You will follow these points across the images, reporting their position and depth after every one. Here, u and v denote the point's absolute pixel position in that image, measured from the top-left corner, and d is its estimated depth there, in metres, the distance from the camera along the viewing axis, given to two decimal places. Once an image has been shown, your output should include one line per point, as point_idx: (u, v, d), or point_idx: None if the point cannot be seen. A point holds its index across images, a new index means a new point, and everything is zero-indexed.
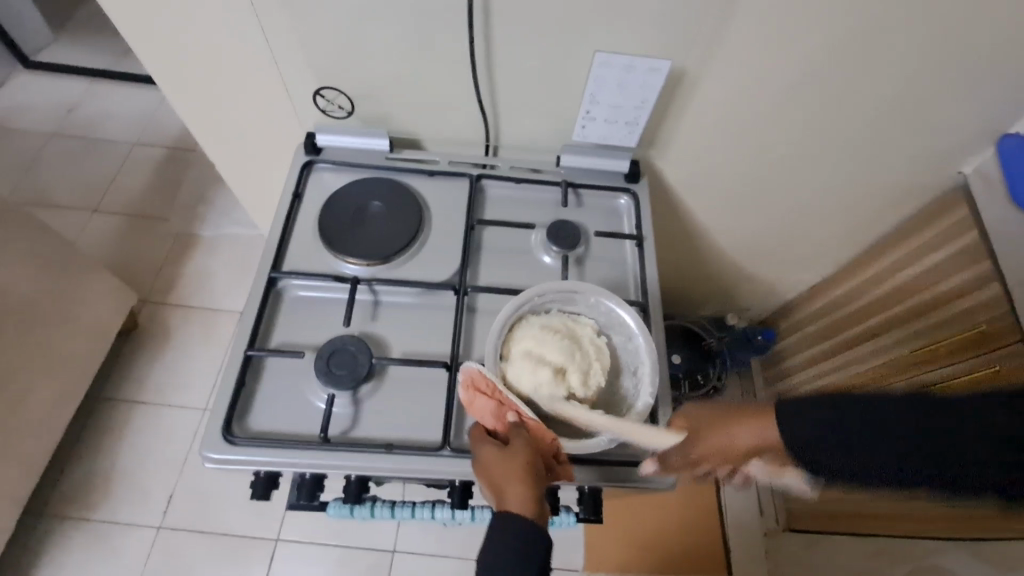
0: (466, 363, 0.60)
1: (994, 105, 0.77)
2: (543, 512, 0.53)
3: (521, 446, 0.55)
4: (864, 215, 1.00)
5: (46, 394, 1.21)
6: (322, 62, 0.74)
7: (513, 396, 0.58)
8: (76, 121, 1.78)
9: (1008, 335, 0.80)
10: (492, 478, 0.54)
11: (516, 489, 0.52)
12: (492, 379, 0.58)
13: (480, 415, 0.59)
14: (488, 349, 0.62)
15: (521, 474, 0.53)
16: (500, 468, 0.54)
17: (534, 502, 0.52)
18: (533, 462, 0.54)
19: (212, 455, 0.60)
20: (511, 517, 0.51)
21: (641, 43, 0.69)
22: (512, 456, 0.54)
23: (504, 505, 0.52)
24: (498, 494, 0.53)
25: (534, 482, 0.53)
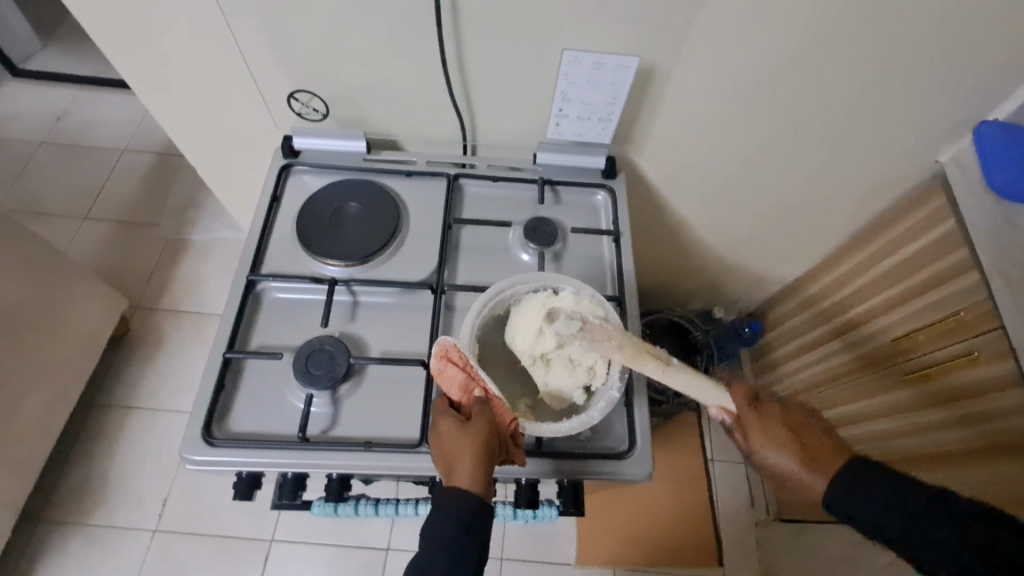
0: (441, 337, 0.62)
1: (965, 94, 0.77)
2: (488, 489, 0.54)
3: (478, 422, 0.56)
4: (844, 206, 1.00)
5: (39, 400, 1.22)
6: (295, 65, 0.74)
7: (482, 372, 0.60)
8: (65, 129, 1.79)
9: (981, 322, 0.80)
10: (445, 450, 0.56)
11: (465, 463, 0.54)
12: (464, 352, 0.60)
13: (448, 385, 0.60)
14: (465, 327, 0.63)
15: (474, 450, 0.54)
16: (455, 440, 0.56)
17: (482, 478, 0.53)
18: (487, 440, 0.55)
19: (194, 457, 0.61)
20: (455, 492, 0.53)
21: (611, 40, 0.69)
22: (468, 431, 0.56)
23: (451, 478, 0.54)
24: (448, 466, 0.55)
25: (485, 460, 0.54)
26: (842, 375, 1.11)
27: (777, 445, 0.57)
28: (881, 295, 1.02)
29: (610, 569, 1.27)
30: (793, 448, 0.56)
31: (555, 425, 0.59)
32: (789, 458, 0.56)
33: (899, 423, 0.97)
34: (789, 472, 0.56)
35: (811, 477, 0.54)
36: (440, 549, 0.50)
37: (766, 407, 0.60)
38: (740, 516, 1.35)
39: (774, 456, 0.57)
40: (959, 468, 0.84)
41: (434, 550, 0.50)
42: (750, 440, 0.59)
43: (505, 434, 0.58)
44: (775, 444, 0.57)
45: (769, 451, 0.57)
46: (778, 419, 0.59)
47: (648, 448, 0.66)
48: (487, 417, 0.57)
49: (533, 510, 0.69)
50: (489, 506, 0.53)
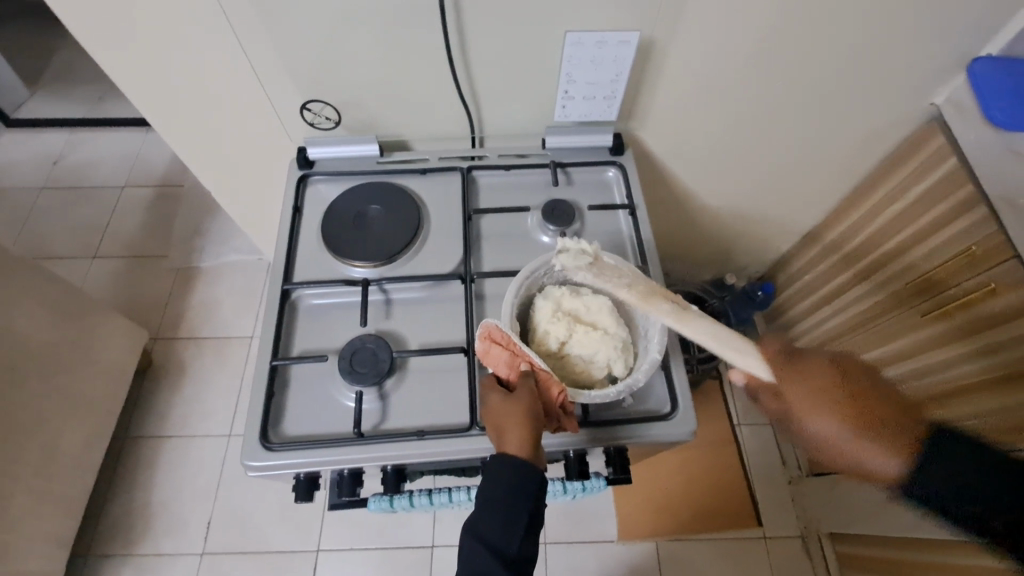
0: (484, 321, 0.64)
1: (955, 33, 0.79)
2: (538, 454, 0.56)
3: (524, 393, 0.58)
4: (845, 159, 1.02)
5: (76, 437, 1.24)
6: (304, 76, 0.76)
7: (526, 347, 0.61)
8: (64, 172, 1.80)
9: (995, 254, 0.83)
10: (495, 421, 0.58)
11: (514, 430, 0.56)
12: (506, 331, 0.62)
13: (495, 364, 0.62)
14: (506, 307, 0.64)
15: (522, 418, 0.56)
16: (503, 411, 0.57)
17: (530, 444, 0.55)
18: (534, 409, 0.57)
19: (253, 463, 0.63)
20: (507, 458, 0.55)
21: (609, 18, 0.71)
22: (515, 402, 0.58)
23: (502, 445, 0.56)
24: (498, 435, 0.57)
25: (534, 427, 0.56)
26: (855, 328, 1.14)
27: (821, 407, 0.60)
28: (890, 242, 1.04)
29: (653, 541, 1.29)
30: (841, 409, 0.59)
31: (595, 391, 0.61)
32: (835, 419, 0.59)
33: (913, 365, 1.00)
34: (841, 438, 0.59)
35: (868, 444, 0.58)
36: (500, 520, 0.53)
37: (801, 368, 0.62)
38: (774, 475, 1.37)
39: (824, 419, 0.60)
40: (978, 400, 0.88)
41: (494, 519, 0.53)
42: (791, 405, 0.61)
43: (550, 405, 0.60)
44: (819, 405, 0.60)
45: (818, 416, 0.60)
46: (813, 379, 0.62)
47: (690, 408, 0.68)
48: (534, 389, 0.59)
49: (581, 483, 0.70)
50: (539, 470, 0.55)
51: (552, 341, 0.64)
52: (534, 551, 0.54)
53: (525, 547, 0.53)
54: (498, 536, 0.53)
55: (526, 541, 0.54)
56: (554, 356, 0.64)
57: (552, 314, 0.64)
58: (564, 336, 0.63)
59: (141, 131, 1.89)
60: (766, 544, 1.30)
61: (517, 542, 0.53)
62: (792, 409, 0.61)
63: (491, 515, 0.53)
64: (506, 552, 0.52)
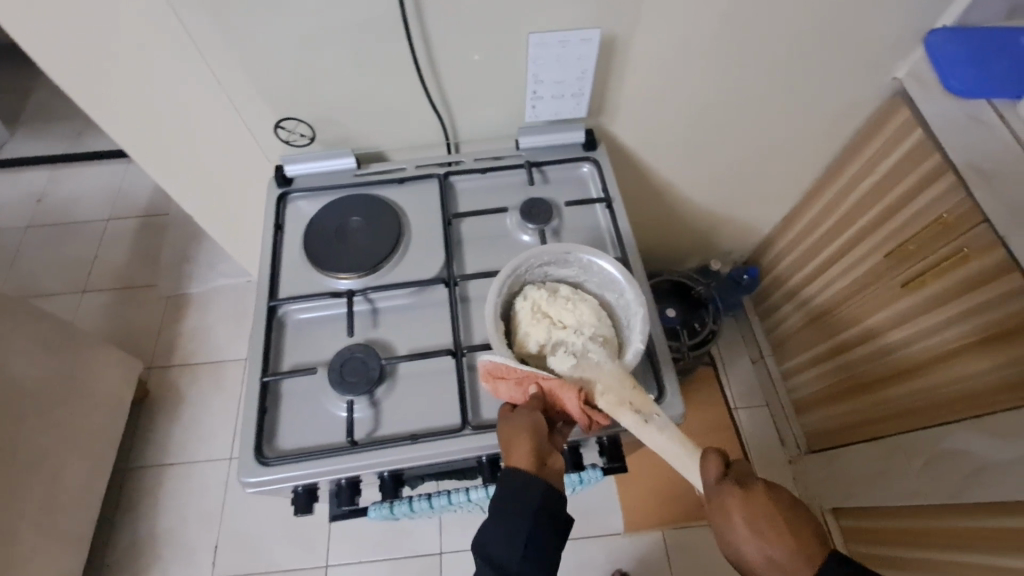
0: (482, 357, 0.60)
1: (908, 9, 0.82)
2: (545, 468, 0.58)
3: (527, 412, 0.59)
4: (816, 139, 1.04)
5: (77, 471, 1.24)
6: (274, 95, 0.77)
7: (526, 367, 0.59)
8: (48, 209, 1.80)
9: (966, 220, 0.84)
10: (504, 434, 0.60)
11: (518, 447, 0.58)
12: (504, 363, 0.59)
13: (509, 395, 0.61)
14: (488, 309, 0.64)
15: (525, 430, 0.58)
16: (508, 428, 0.60)
17: (532, 460, 0.57)
18: (537, 422, 0.58)
19: (251, 479, 0.63)
20: (510, 470, 0.57)
21: (570, 18, 0.73)
22: (518, 417, 0.59)
23: (509, 457, 0.58)
24: (506, 448, 0.59)
25: (536, 439, 0.58)
26: (832, 309, 1.18)
27: (757, 542, 0.53)
28: (865, 217, 1.06)
29: (659, 531, 1.30)
30: (776, 553, 0.52)
31: None
32: (765, 555, 0.53)
33: (883, 343, 1.05)
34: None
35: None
36: (500, 534, 0.55)
37: (750, 488, 0.54)
38: (773, 455, 1.40)
39: (751, 551, 0.53)
40: (936, 371, 0.94)
41: (495, 534, 0.55)
42: (728, 533, 0.54)
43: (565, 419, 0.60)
44: (754, 542, 0.53)
45: (752, 551, 0.53)
46: (757, 509, 0.54)
47: (678, 393, 0.69)
48: (539, 407, 0.60)
49: (579, 474, 0.73)
50: (545, 484, 0.57)
51: (533, 343, 0.64)
52: (540, 567, 0.55)
53: (530, 562, 0.55)
54: (500, 552, 0.55)
55: (528, 557, 0.55)
56: (538, 358, 0.64)
57: (532, 316, 0.65)
58: (545, 338, 0.64)
59: (122, 163, 1.89)
60: None
61: (518, 557, 0.55)
62: (718, 508, 0.55)
63: (495, 529, 0.56)
64: (507, 566, 0.55)
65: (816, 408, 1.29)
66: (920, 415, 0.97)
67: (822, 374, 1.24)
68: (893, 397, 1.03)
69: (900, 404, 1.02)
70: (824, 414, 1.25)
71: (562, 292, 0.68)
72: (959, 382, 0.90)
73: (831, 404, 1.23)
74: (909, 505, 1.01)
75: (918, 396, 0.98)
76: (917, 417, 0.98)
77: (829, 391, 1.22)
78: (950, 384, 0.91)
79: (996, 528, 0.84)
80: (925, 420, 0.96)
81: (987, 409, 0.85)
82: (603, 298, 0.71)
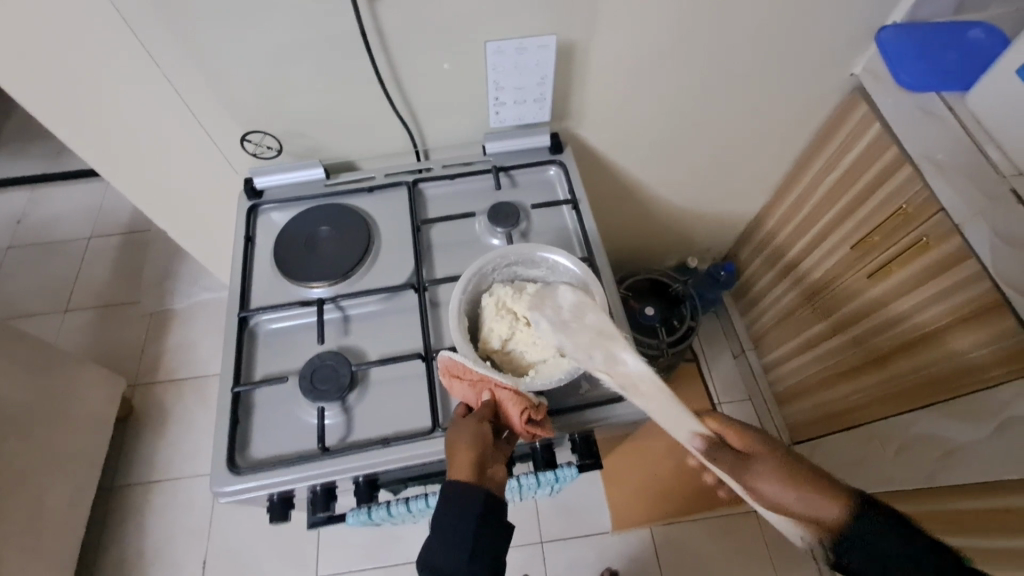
0: (441, 355, 0.63)
1: (859, 6, 0.84)
2: (487, 477, 0.56)
3: (476, 417, 0.59)
4: (780, 136, 1.07)
5: (61, 491, 1.23)
6: (241, 109, 0.78)
7: (484, 370, 0.60)
8: (27, 230, 1.80)
9: (925, 209, 0.86)
10: (448, 444, 0.58)
11: (461, 455, 0.56)
12: (463, 362, 0.61)
13: (463, 397, 0.62)
14: (453, 305, 0.66)
15: (472, 438, 0.57)
16: (452, 438, 0.58)
17: (474, 469, 0.55)
18: (483, 430, 0.58)
19: (224, 489, 0.64)
20: (450, 480, 0.54)
21: (529, 25, 0.75)
22: (464, 427, 0.58)
23: (450, 469, 0.56)
24: (448, 458, 0.57)
25: (481, 449, 0.56)
26: (807, 300, 1.20)
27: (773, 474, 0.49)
28: (834, 209, 1.07)
29: (647, 527, 1.31)
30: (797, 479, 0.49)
31: (545, 379, 0.62)
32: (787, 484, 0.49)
33: (857, 331, 1.06)
34: (791, 505, 0.48)
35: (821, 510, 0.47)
36: (444, 532, 0.52)
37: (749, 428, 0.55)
38: None
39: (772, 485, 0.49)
40: (910, 356, 0.95)
41: (437, 535, 0.52)
42: (748, 472, 0.50)
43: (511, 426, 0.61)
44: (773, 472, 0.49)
45: (769, 483, 0.49)
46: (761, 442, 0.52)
47: None
48: (487, 414, 0.59)
49: (553, 472, 0.72)
50: (487, 491, 0.54)
51: (495, 339, 0.66)
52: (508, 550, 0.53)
53: (477, 566, 0.51)
54: (444, 555, 0.51)
55: (475, 560, 0.51)
56: (500, 353, 0.66)
57: (495, 312, 0.67)
58: (507, 334, 0.66)
59: (102, 181, 1.89)
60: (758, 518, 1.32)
61: (462, 561, 0.51)
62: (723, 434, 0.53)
63: (455, 504, 0.53)
64: (452, 572, 0.50)
65: (798, 399, 1.30)
66: (898, 400, 0.98)
67: (804, 364, 1.25)
68: (872, 383, 1.04)
69: (877, 391, 1.03)
70: (807, 404, 1.25)
71: (528, 289, 0.69)
72: (940, 362, 0.89)
73: (813, 394, 1.23)
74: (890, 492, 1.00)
75: (894, 382, 0.98)
76: (895, 402, 0.99)
77: (811, 381, 1.23)
78: (923, 367, 0.92)
79: None
80: (903, 405, 0.97)
81: (960, 391, 0.85)
82: None
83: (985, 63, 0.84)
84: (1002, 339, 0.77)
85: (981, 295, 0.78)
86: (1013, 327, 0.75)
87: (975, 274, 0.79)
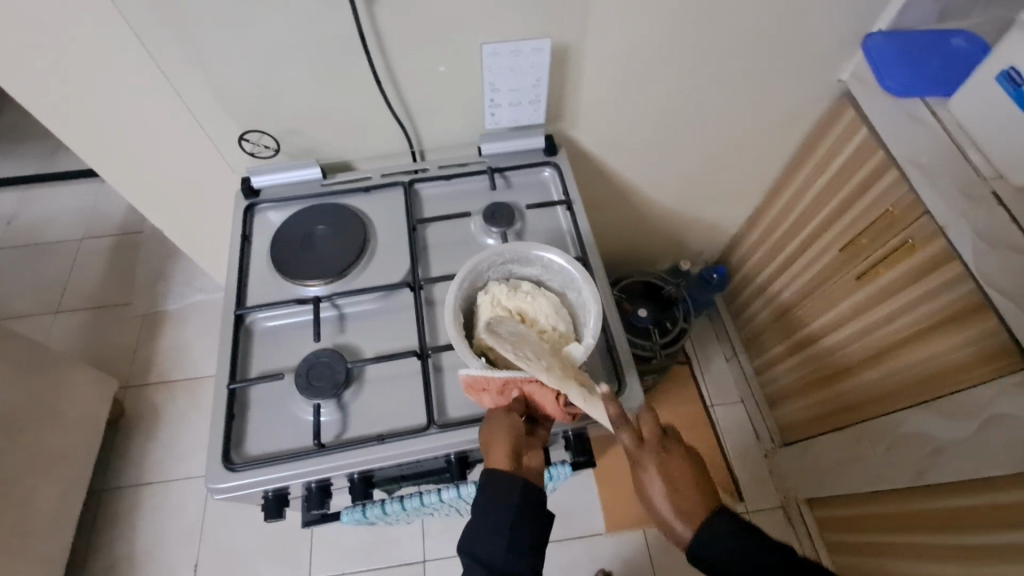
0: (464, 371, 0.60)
1: (844, 13, 0.87)
2: (523, 469, 0.61)
3: (508, 415, 0.63)
4: (769, 140, 1.09)
5: (51, 492, 1.22)
6: (238, 108, 0.79)
7: (511, 372, 0.60)
8: (19, 231, 1.78)
9: (910, 211, 0.88)
10: (484, 437, 0.63)
11: (498, 445, 0.61)
12: (486, 375, 0.60)
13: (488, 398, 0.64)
14: (448, 302, 0.67)
15: (508, 433, 0.62)
16: (487, 426, 0.64)
17: (511, 461, 0.60)
18: (516, 424, 0.62)
19: (219, 486, 0.64)
20: (489, 472, 0.60)
21: (524, 28, 0.76)
22: (498, 422, 0.63)
23: (489, 461, 0.61)
24: (486, 450, 0.62)
25: (516, 444, 0.61)
26: (797, 303, 1.22)
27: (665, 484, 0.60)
28: (823, 212, 1.09)
29: (641, 529, 1.32)
30: (687, 506, 0.59)
31: None
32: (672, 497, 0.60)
33: (847, 332, 1.07)
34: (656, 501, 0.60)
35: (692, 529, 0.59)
36: None
37: (671, 451, 0.62)
38: (750, 451, 1.42)
39: (657, 489, 0.60)
40: (899, 356, 0.96)
41: None
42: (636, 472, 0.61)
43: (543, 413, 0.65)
44: (661, 480, 0.60)
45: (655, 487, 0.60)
46: (679, 463, 0.61)
47: (637, 386, 0.70)
48: (519, 405, 0.64)
49: (546, 471, 0.72)
50: (524, 480, 0.60)
51: (490, 337, 0.66)
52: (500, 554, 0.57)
53: (514, 562, 0.58)
54: (484, 550, 0.58)
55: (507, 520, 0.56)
56: (494, 352, 0.67)
57: (490, 310, 0.67)
58: None
59: (95, 182, 1.88)
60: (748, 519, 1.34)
61: (501, 552, 0.58)
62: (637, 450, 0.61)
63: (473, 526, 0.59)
64: (488, 560, 0.57)
65: (789, 400, 1.31)
66: (886, 402, 0.99)
67: (794, 366, 1.26)
68: (861, 384, 1.05)
69: (868, 391, 1.04)
70: (798, 405, 1.26)
71: (523, 287, 0.70)
72: (927, 361, 0.90)
73: (803, 396, 1.25)
74: (879, 490, 1.01)
75: (883, 382, 1.00)
76: (883, 403, 1.00)
77: (802, 382, 1.24)
78: (910, 367, 0.94)
79: (959, 509, 0.85)
80: (889, 405, 0.99)
81: (946, 391, 0.87)
82: (565, 296, 0.72)
83: (965, 70, 0.87)
84: (986, 337, 0.79)
85: (967, 295, 0.80)
86: (996, 327, 0.77)
87: (960, 274, 0.80)
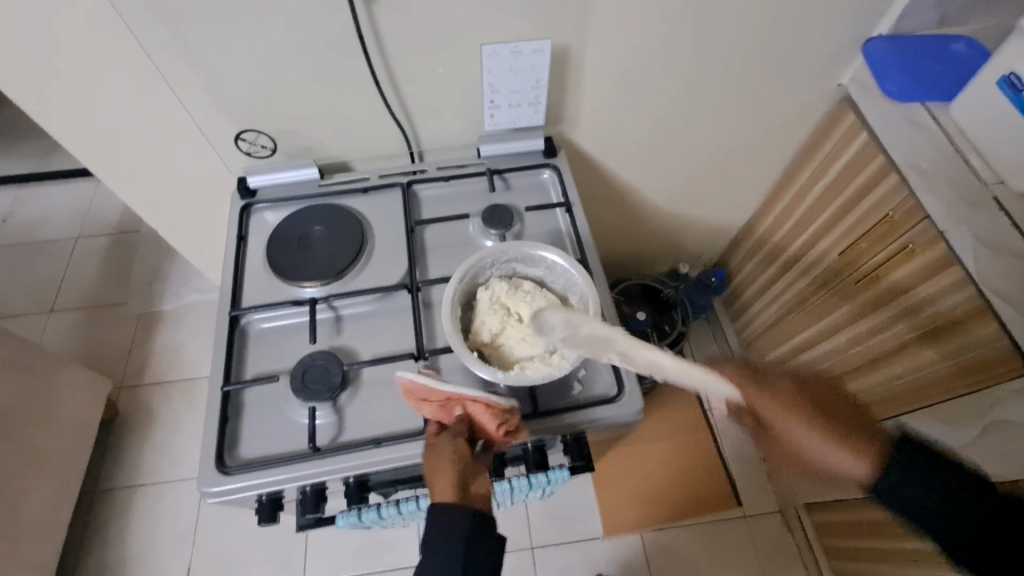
0: (399, 375, 0.62)
1: (845, 18, 0.86)
2: (471, 497, 0.57)
3: (450, 438, 0.61)
4: (769, 144, 1.09)
5: (43, 495, 1.21)
6: (235, 108, 0.78)
7: (452, 388, 0.61)
8: (14, 229, 1.77)
9: (910, 217, 0.88)
10: (428, 470, 0.60)
11: (441, 475, 0.57)
12: (426, 385, 0.61)
13: (431, 415, 0.63)
14: (446, 296, 0.67)
15: (450, 460, 0.58)
16: (430, 456, 0.60)
17: (456, 491, 0.56)
18: (459, 448, 0.59)
19: (212, 489, 0.63)
20: (434, 506, 0.55)
21: (524, 30, 0.76)
22: (441, 448, 0.60)
23: (434, 494, 0.57)
24: (431, 484, 0.58)
25: (460, 472, 0.58)
26: (797, 307, 1.21)
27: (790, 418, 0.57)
28: (822, 216, 1.09)
29: (638, 534, 1.31)
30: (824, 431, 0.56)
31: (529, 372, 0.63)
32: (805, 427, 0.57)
33: (848, 336, 1.07)
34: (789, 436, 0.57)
35: (840, 460, 0.55)
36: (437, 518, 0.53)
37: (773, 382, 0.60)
38: (748, 455, 1.41)
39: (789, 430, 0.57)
40: (900, 360, 0.96)
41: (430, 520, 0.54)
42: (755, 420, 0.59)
43: (487, 437, 0.63)
44: (784, 414, 0.57)
45: (787, 428, 0.57)
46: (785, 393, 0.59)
47: (637, 391, 0.69)
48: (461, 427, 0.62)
49: (544, 475, 0.71)
50: (473, 508, 0.55)
51: (485, 332, 0.66)
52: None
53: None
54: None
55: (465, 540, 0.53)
56: (487, 347, 0.67)
57: (489, 306, 0.67)
58: (497, 328, 0.66)
59: (91, 181, 1.87)
60: (747, 523, 1.33)
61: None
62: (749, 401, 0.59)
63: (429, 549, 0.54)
64: None
65: None
66: (888, 405, 1.00)
67: None
68: (861, 387, 1.05)
69: (869, 395, 1.04)
70: None
71: (524, 287, 0.70)
72: (924, 367, 0.90)
73: None
74: None
75: (885, 386, 1.00)
76: (885, 407, 1.00)
77: None
78: (907, 373, 0.94)
79: None
80: (889, 410, 1.00)
81: (947, 396, 0.87)
82: (567, 299, 0.72)
83: (965, 76, 0.87)
84: (984, 345, 0.78)
85: (966, 301, 0.80)
86: (996, 334, 0.76)
87: (960, 279, 0.80)
